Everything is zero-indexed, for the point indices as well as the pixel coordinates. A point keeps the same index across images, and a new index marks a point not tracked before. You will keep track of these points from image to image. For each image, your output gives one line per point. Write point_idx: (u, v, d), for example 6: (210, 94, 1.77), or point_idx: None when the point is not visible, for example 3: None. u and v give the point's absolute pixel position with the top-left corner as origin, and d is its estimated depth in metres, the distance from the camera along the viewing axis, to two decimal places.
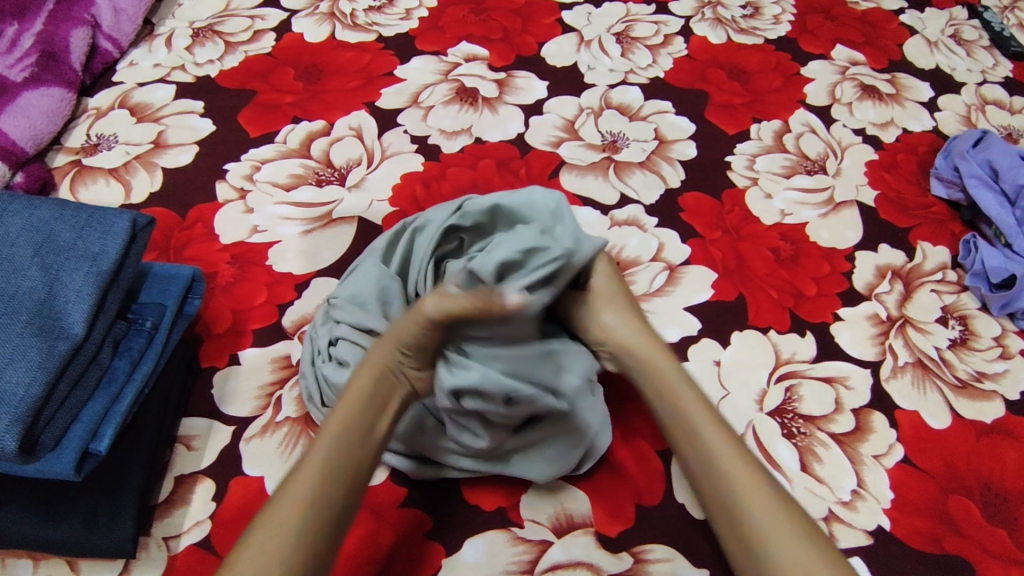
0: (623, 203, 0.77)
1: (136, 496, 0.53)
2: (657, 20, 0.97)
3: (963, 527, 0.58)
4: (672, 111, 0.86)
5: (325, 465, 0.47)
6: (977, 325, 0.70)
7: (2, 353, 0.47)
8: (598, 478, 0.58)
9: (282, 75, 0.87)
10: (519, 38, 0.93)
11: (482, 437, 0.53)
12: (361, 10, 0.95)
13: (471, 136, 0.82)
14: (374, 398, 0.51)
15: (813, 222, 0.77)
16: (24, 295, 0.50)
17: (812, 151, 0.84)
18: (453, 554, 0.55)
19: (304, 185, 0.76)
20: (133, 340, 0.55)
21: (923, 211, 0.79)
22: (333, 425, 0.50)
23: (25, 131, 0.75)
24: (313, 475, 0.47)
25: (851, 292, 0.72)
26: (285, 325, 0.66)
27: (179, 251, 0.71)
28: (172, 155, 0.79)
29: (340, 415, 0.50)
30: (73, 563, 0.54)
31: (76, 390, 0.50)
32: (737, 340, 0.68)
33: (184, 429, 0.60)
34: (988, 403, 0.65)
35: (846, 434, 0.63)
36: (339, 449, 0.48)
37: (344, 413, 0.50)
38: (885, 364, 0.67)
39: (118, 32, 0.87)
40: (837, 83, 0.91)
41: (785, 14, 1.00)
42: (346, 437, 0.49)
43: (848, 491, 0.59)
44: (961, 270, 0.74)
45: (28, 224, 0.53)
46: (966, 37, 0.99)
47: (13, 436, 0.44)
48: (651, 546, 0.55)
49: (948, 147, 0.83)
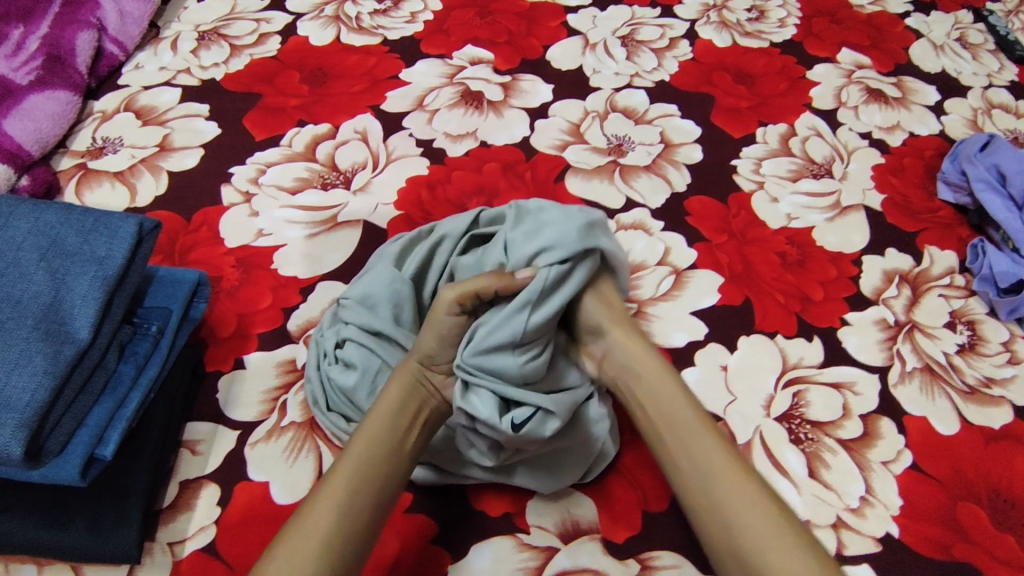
0: (629, 207, 0.77)
1: (141, 502, 0.53)
2: (662, 24, 0.97)
3: (973, 535, 0.57)
4: (678, 115, 0.86)
5: (358, 473, 0.49)
6: (985, 330, 0.70)
7: (9, 356, 0.47)
8: (604, 483, 0.58)
9: (287, 78, 0.87)
10: (524, 41, 0.93)
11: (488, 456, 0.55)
12: (366, 14, 0.95)
13: (476, 139, 0.81)
14: (403, 412, 0.53)
15: (820, 226, 0.77)
16: (30, 300, 0.50)
17: (818, 155, 0.84)
18: (459, 560, 0.54)
19: (309, 189, 0.76)
20: (139, 344, 0.54)
21: (930, 216, 0.79)
22: (367, 434, 0.51)
23: (31, 135, 0.75)
24: (343, 485, 0.48)
25: (858, 297, 0.72)
26: (290, 329, 0.66)
27: (185, 254, 0.71)
28: (177, 158, 0.79)
29: (370, 430, 0.51)
30: (77, 567, 0.54)
31: (82, 395, 0.50)
32: (743, 345, 0.67)
33: (189, 433, 0.60)
34: (997, 409, 0.65)
35: (854, 439, 0.62)
36: (375, 450, 0.50)
37: (376, 421, 0.52)
38: (893, 370, 0.67)
39: (124, 35, 0.87)
40: (843, 87, 0.91)
41: (791, 17, 1.00)
42: (373, 453, 0.50)
43: (856, 498, 0.59)
44: (969, 275, 0.74)
45: (34, 229, 0.52)
46: (972, 40, 0.99)
47: (18, 442, 0.44)
48: (658, 553, 0.55)
49: (955, 151, 0.82)
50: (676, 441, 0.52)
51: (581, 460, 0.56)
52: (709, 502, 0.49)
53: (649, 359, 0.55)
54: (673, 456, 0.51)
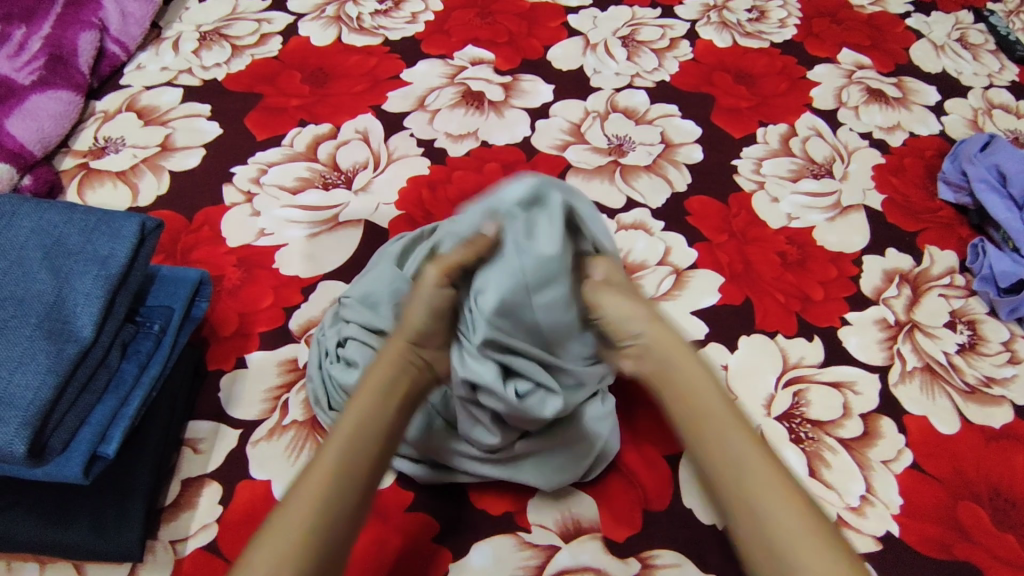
0: (629, 207, 0.77)
1: (143, 499, 0.53)
2: (663, 24, 0.97)
3: (974, 534, 0.57)
4: (678, 115, 0.86)
5: (350, 454, 0.43)
6: (985, 329, 0.70)
7: (12, 355, 0.47)
8: (605, 483, 0.58)
9: (288, 79, 0.87)
10: (525, 42, 0.93)
11: (493, 433, 0.54)
12: (367, 14, 0.95)
13: (477, 139, 0.82)
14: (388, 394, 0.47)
15: (820, 226, 0.77)
16: (33, 298, 0.50)
17: (819, 155, 0.84)
18: (460, 558, 0.54)
19: (310, 189, 0.76)
20: (141, 343, 0.55)
21: (930, 216, 0.79)
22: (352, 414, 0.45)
23: (33, 134, 0.75)
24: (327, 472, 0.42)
25: (858, 297, 0.72)
26: (291, 328, 0.66)
27: (186, 254, 0.71)
28: (179, 158, 0.79)
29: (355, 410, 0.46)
30: (79, 565, 0.54)
31: (85, 393, 0.50)
32: (743, 345, 0.67)
33: (190, 432, 0.60)
34: (997, 409, 0.65)
35: (854, 439, 0.62)
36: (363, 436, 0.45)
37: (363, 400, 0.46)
38: (894, 369, 0.67)
39: (125, 35, 0.88)
40: (843, 87, 0.91)
41: (791, 17, 1.00)
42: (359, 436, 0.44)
43: (856, 497, 0.59)
44: (970, 274, 0.74)
45: (37, 228, 0.53)
46: (972, 41, 0.99)
47: (22, 440, 0.44)
48: (658, 552, 0.55)
49: (955, 151, 0.83)
50: (692, 419, 0.43)
51: (585, 449, 0.56)
52: (746, 505, 0.39)
53: (660, 327, 0.48)
54: (706, 451, 0.42)
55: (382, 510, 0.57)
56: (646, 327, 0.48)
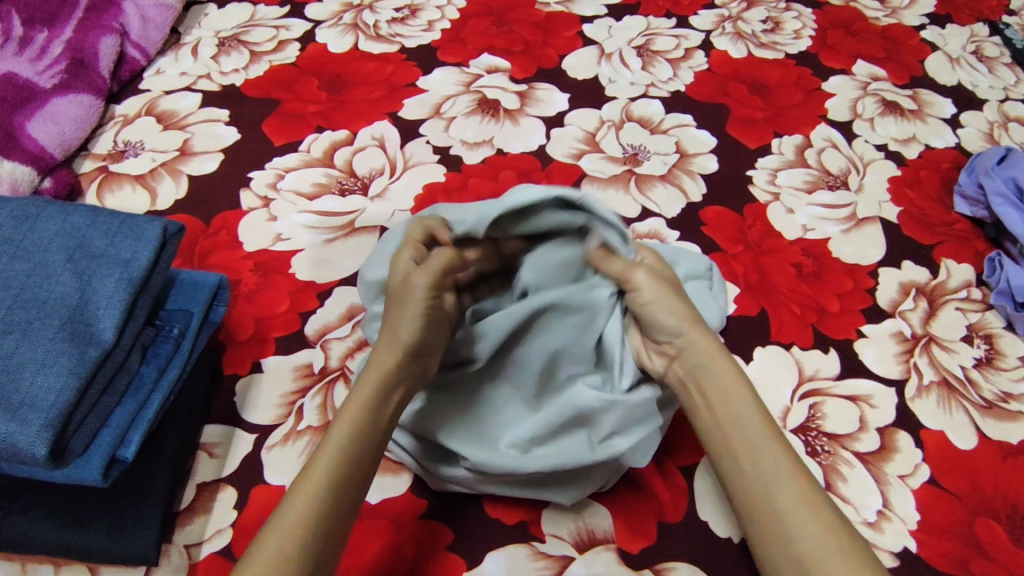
0: (644, 216, 0.77)
1: (159, 503, 0.53)
2: (678, 34, 0.97)
3: (991, 550, 0.57)
4: (694, 125, 0.86)
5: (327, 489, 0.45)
6: (1002, 343, 0.70)
7: (35, 357, 0.48)
8: (619, 494, 0.58)
9: (306, 85, 0.88)
10: (541, 50, 0.93)
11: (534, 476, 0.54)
12: (384, 21, 0.96)
13: (493, 148, 0.82)
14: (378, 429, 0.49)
15: (836, 237, 0.77)
16: (56, 300, 0.50)
17: (834, 166, 0.84)
18: (474, 567, 0.54)
19: (327, 194, 0.77)
20: (161, 346, 0.55)
21: (946, 228, 0.78)
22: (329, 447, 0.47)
23: (53, 137, 0.76)
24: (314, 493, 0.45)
25: (874, 309, 0.71)
26: (307, 333, 0.66)
27: (203, 258, 0.71)
28: (196, 162, 0.79)
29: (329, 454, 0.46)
30: (94, 568, 0.54)
31: (105, 396, 0.50)
32: (759, 356, 0.67)
33: (206, 436, 0.60)
34: (1015, 424, 0.64)
35: (871, 453, 0.62)
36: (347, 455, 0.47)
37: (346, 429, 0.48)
38: (910, 384, 0.66)
39: (146, 40, 0.88)
40: (859, 99, 0.91)
41: (806, 29, 1.00)
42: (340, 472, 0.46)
43: (873, 511, 0.59)
44: (986, 288, 0.74)
45: (61, 230, 0.53)
46: (987, 54, 0.99)
47: (44, 442, 0.45)
48: (672, 564, 0.54)
49: (971, 164, 0.82)
50: (740, 443, 0.48)
51: (606, 471, 0.55)
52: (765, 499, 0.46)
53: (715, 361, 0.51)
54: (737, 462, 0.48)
55: (395, 516, 0.57)
56: (703, 359, 0.51)
